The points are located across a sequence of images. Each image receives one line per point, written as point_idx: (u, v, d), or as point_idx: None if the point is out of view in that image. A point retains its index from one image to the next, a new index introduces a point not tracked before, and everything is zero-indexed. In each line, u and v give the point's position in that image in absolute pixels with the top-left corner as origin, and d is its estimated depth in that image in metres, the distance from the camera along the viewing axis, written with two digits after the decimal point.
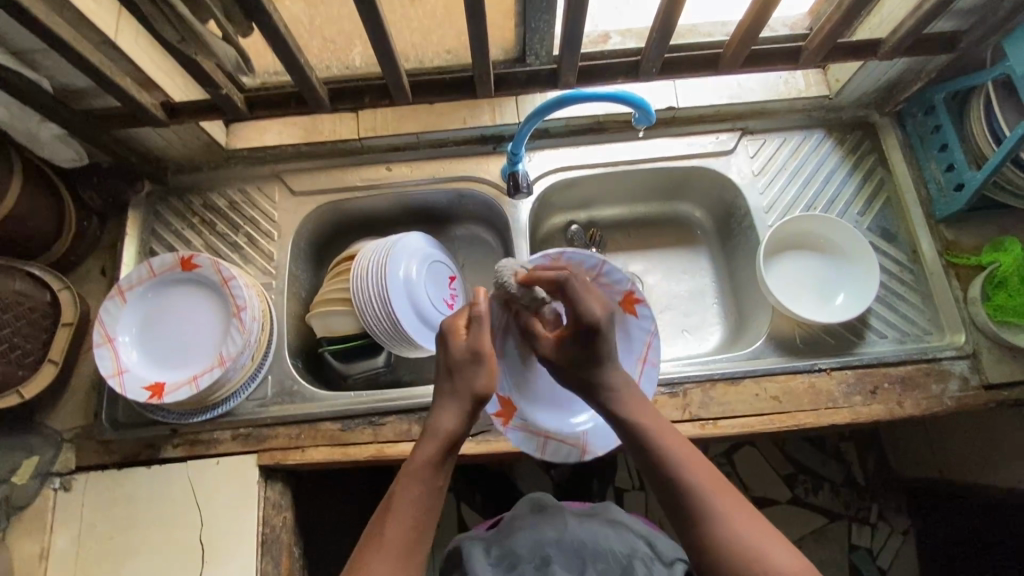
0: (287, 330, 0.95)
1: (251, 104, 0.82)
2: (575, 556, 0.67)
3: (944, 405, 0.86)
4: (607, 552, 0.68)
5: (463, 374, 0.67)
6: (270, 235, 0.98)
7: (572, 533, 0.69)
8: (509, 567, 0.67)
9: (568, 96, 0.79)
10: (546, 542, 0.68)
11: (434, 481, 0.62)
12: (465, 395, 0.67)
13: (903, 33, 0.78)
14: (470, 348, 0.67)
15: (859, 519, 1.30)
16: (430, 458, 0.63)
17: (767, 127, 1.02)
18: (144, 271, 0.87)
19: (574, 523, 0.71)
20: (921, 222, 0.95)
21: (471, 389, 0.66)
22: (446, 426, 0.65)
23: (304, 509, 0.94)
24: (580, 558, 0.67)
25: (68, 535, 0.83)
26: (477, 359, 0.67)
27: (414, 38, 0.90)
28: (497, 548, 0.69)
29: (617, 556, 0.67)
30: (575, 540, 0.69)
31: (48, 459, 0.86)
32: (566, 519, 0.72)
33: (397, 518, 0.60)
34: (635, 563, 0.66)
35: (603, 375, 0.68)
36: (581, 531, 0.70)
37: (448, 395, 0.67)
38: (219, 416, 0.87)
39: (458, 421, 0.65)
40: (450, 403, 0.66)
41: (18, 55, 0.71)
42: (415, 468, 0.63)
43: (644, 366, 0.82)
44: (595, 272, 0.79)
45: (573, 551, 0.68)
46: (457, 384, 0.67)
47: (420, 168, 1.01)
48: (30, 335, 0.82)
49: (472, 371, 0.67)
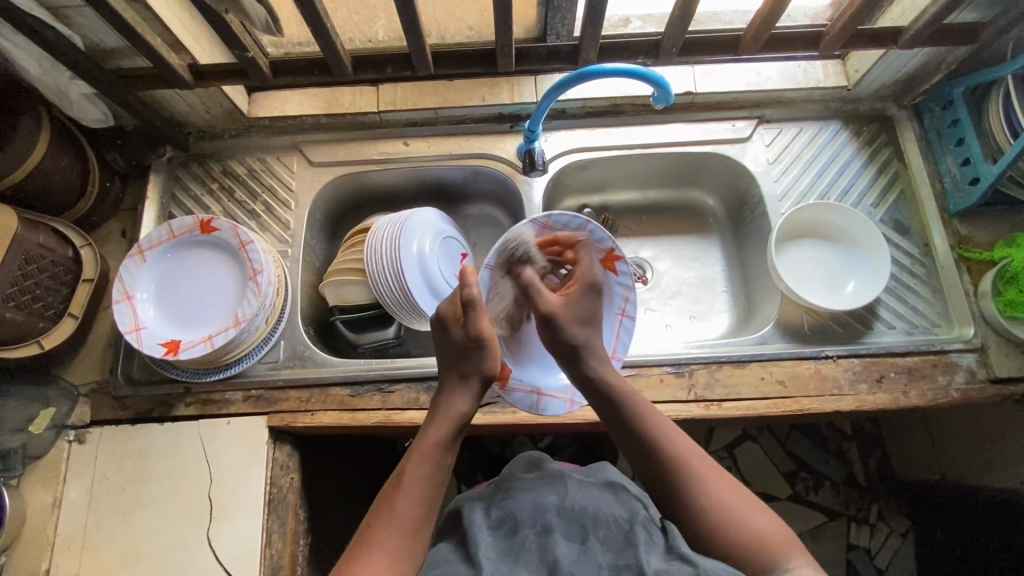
0: (300, 298, 0.97)
1: (276, 70, 0.83)
2: (574, 520, 0.61)
3: (950, 397, 0.86)
4: (609, 517, 0.61)
5: (470, 360, 0.72)
6: (288, 204, 0.99)
7: (572, 498, 0.64)
8: (507, 530, 0.61)
9: (587, 71, 0.79)
10: (545, 506, 0.63)
11: (444, 458, 0.65)
12: (475, 378, 0.72)
13: (924, 21, 0.78)
14: (470, 332, 0.71)
15: (859, 519, 1.30)
16: (442, 438, 0.66)
17: (784, 116, 1.02)
18: (164, 232, 0.88)
19: (574, 489, 0.65)
20: (934, 215, 0.95)
21: (479, 373, 0.72)
22: (458, 407, 0.69)
23: (310, 475, 0.95)
24: (580, 521, 0.60)
25: (81, 486, 0.85)
26: (479, 344, 0.71)
27: (438, 13, 0.92)
28: (497, 512, 0.64)
29: (619, 521, 0.60)
30: (576, 504, 0.63)
31: (64, 412, 0.88)
32: (566, 484, 0.67)
33: (408, 492, 0.61)
34: (637, 527, 0.59)
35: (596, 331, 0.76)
36: (581, 497, 0.64)
37: (458, 379, 0.71)
38: (232, 377, 0.89)
39: (469, 404, 0.70)
40: (462, 387, 0.71)
41: (52, 11, 0.73)
42: (427, 446, 0.65)
43: (623, 319, 0.86)
44: (581, 232, 0.82)
45: (573, 515, 0.61)
46: (467, 369, 0.71)
47: (437, 144, 1.02)
48: (52, 289, 0.84)
49: (478, 356, 0.71)
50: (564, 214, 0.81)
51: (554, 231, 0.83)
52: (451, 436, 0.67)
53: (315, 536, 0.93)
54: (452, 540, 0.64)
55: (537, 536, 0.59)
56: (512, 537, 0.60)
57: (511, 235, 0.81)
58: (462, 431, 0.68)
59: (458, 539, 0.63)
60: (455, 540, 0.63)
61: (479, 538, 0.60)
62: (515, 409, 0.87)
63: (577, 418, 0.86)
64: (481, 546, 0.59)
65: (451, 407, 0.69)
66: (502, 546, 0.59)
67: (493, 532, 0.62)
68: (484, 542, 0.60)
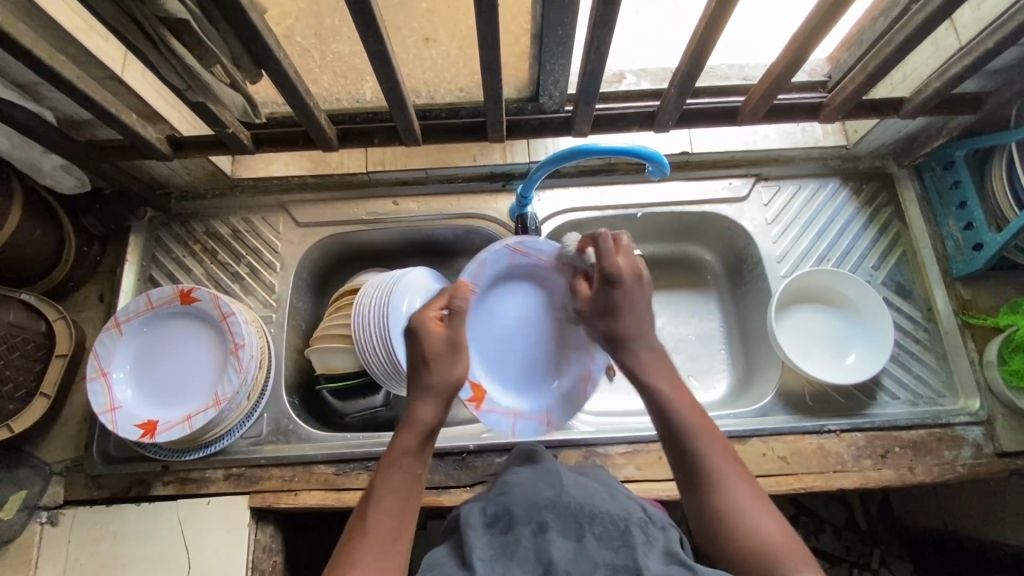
0: (286, 365, 0.93)
1: (258, 141, 0.80)
2: (571, 516, 0.56)
3: (957, 473, 0.83)
4: (604, 511, 0.57)
5: (439, 366, 0.66)
6: (273, 267, 0.96)
7: (566, 491, 0.60)
8: (503, 526, 0.57)
9: (581, 149, 0.77)
10: (540, 501, 0.58)
11: (416, 468, 0.60)
12: (441, 389, 0.65)
13: (929, 92, 0.76)
14: (446, 342, 0.66)
15: (861, 565, 1.25)
16: (411, 448, 0.61)
17: (782, 174, 1.00)
18: (142, 303, 0.85)
19: (569, 482, 0.61)
20: (937, 280, 0.93)
21: (445, 382, 0.65)
22: (425, 418, 0.63)
23: (293, 549, 0.91)
24: (577, 518, 0.56)
25: (52, 571, 0.81)
26: (455, 352, 0.66)
27: (427, 77, 0.87)
28: (490, 505, 0.60)
29: (615, 519, 0.56)
30: (573, 498, 0.58)
31: (36, 493, 0.84)
32: (560, 475, 0.63)
33: (381, 510, 0.57)
34: (634, 526, 0.55)
35: (624, 326, 0.70)
36: (575, 491, 0.60)
37: (423, 387, 0.65)
38: (212, 454, 0.86)
39: (437, 412, 0.64)
40: (427, 394, 0.65)
41: (21, 88, 0.69)
42: (398, 458, 0.60)
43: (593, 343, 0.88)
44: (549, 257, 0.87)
45: (568, 510, 0.57)
46: (433, 379, 0.65)
47: (428, 203, 0.99)
48: (23, 367, 0.81)
49: (446, 364, 0.65)
50: (534, 237, 0.86)
51: (526, 256, 0.87)
52: (419, 447, 0.62)
53: None
54: (449, 542, 0.59)
55: (533, 532, 0.55)
56: (507, 534, 0.55)
57: (482, 258, 0.84)
58: (431, 440, 0.63)
59: (455, 541, 0.58)
60: (453, 541, 0.59)
61: (473, 535, 0.56)
62: None
63: None
64: (475, 546, 0.54)
65: (417, 416, 0.63)
66: (495, 546, 0.55)
67: (490, 529, 0.58)
68: (477, 541, 0.55)
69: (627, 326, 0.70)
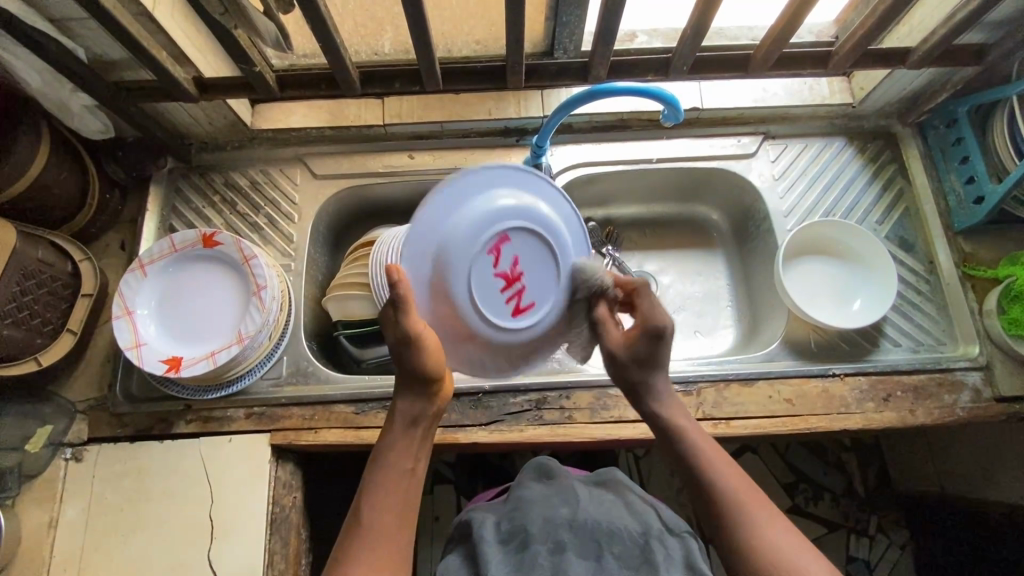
0: (305, 312, 0.95)
1: (282, 84, 0.82)
2: (587, 537, 0.66)
3: (956, 415, 0.86)
4: (622, 531, 0.67)
5: (406, 361, 0.65)
6: (291, 217, 0.98)
7: (584, 511, 0.69)
8: (519, 545, 0.67)
9: (598, 89, 0.81)
10: (557, 521, 0.68)
11: (399, 461, 0.66)
12: (413, 381, 0.67)
13: (933, 42, 0.79)
14: (397, 337, 0.63)
15: (858, 531, 1.27)
16: (397, 443, 0.67)
17: (789, 132, 1.02)
18: (165, 245, 0.87)
19: (585, 499, 0.71)
20: (939, 233, 0.96)
21: (413, 376, 0.66)
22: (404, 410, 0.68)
23: (308, 491, 0.93)
24: (594, 537, 0.66)
25: (79, 504, 0.83)
26: (408, 344, 0.63)
27: (445, 28, 0.89)
28: (507, 525, 0.69)
29: (632, 535, 0.67)
30: (588, 518, 0.68)
31: (61, 430, 0.86)
32: (577, 493, 0.72)
33: (375, 506, 0.63)
34: (652, 542, 0.66)
35: (652, 377, 0.72)
36: (592, 509, 0.70)
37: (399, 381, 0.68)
38: (234, 394, 0.88)
39: (412, 404, 0.68)
40: (404, 387, 0.68)
41: (55, 23, 0.71)
42: (384, 452, 0.67)
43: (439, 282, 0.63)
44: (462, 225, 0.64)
45: (585, 530, 0.67)
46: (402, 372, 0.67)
47: (442, 157, 1.01)
48: (51, 304, 0.83)
49: (411, 358, 0.64)
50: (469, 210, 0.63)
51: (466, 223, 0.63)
52: (406, 435, 0.67)
53: (314, 553, 0.92)
54: (465, 551, 0.69)
55: (551, 553, 0.65)
56: (524, 553, 0.65)
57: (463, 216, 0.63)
58: (419, 430, 0.68)
59: (469, 552, 0.69)
60: (466, 551, 0.70)
61: (490, 551, 0.66)
62: (522, 427, 0.86)
63: (585, 436, 0.86)
64: (494, 563, 0.64)
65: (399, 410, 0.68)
66: (515, 563, 0.64)
67: (504, 546, 0.67)
68: (494, 556, 0.65)
69: (647, 374, 0.72)
